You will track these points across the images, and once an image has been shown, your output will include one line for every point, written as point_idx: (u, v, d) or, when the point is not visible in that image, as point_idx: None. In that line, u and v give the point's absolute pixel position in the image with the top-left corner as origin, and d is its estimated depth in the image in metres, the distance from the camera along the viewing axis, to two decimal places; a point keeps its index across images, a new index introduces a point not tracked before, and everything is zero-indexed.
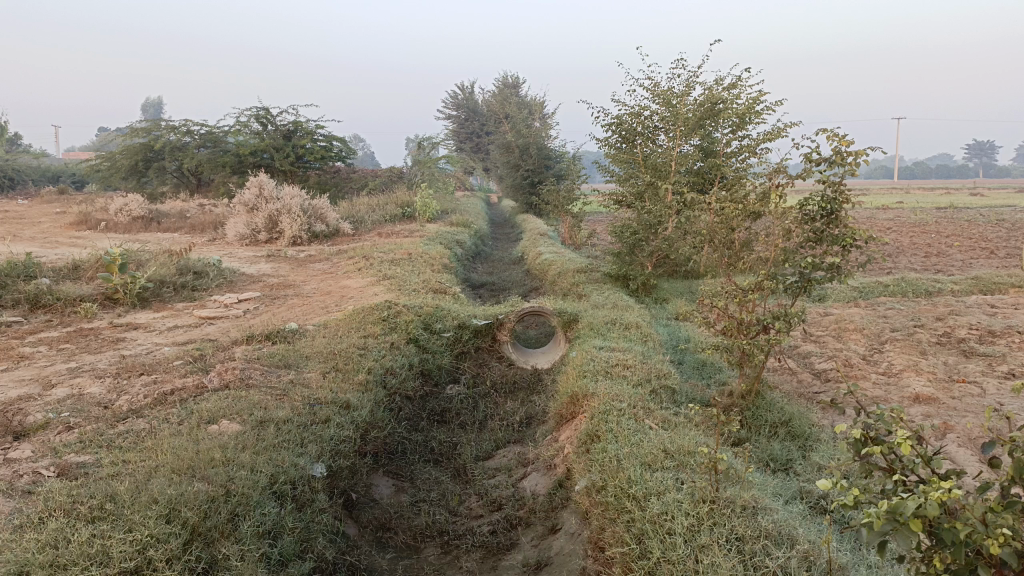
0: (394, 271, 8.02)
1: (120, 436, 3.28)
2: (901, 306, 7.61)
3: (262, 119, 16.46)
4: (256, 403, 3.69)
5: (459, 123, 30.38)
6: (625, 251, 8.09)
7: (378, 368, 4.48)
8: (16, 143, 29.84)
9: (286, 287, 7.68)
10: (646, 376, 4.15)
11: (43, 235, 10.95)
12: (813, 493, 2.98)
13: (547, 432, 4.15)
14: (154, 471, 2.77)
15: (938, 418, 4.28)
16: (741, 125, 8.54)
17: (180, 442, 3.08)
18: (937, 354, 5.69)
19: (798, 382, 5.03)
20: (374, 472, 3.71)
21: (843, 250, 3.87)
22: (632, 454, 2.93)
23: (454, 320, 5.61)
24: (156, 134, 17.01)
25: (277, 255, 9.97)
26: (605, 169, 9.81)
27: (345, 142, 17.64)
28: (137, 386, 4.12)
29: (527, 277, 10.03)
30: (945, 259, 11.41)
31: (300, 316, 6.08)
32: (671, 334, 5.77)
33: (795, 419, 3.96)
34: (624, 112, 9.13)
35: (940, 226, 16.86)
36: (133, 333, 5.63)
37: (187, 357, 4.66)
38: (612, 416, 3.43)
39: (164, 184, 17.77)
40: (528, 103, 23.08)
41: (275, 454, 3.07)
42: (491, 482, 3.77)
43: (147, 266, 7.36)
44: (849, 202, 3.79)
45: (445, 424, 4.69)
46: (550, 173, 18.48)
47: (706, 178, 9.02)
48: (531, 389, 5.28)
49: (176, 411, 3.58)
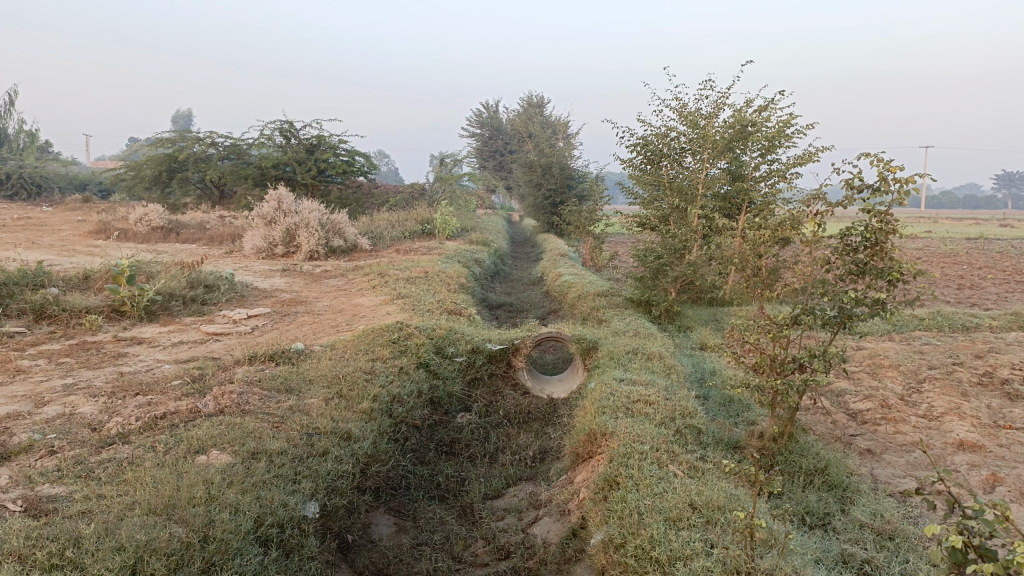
0: (409, 290, 7.79)
1: (100, 465, 3.04)
2: (937, 341, 7.26)
3: (285, 132, 16.39)
4: (250, 432, 3.44)
5: (482, 141, 30.26)
6: (648, 276, 7.78)
7: (384, 395, 4.23)
8: (47, 151, 30.21)
9: (298, 304, 7.47)
10: (670, 414, 3.85)
11: (62, 244, 10.86)
12: (857, 556, 2.76)
13: (562, 471, 3.88)
14: (127, 511, 2.53)
15: (985, 469, 3.95)
16: (772, 148, 8.25)
17: (161, 475, 2.84)
18: (980, 396, 5.34)
19: (833, 424, 4.74)
20: (373, 510, 3.46)
21: (888, 284, 3.56)
22: (654, 508, 2.64)
23: (467, 344, 5.35)
24: (181, 145, 17.01)
25: (293, 269, 9.79)
26: (629, 191, 9.55)
27: (367, 158, 17.55)
28: (130, 407, 3.88)
29: (546, 299, 9.78)
30: (978, 292, 11.00)
31: (309, 335, 5.84)
32: (696, 366, 5.47)
33: (831, 466, 3.66)
34: (650, 132, 8.89)
35: (973, 258, 16.38)
36: (136, 348, 5.42)
37: (185, 377, 4.43)
38: (633, 460, 3.14)
39: (187, 195, 17.76)
40: (552, 122, 22.98)
41: (263, 492, 2.82)
42: (499, 525, 3.49)
43: (157, 278, 7.19)
44: (896, 233, 3.48)
45: (454, 457, 4.42)
46: (572, 193, 18.30)
47: (734, 202, 8.74)
48: (545, 421, 5.00)
49: (164, 439, 3.34)
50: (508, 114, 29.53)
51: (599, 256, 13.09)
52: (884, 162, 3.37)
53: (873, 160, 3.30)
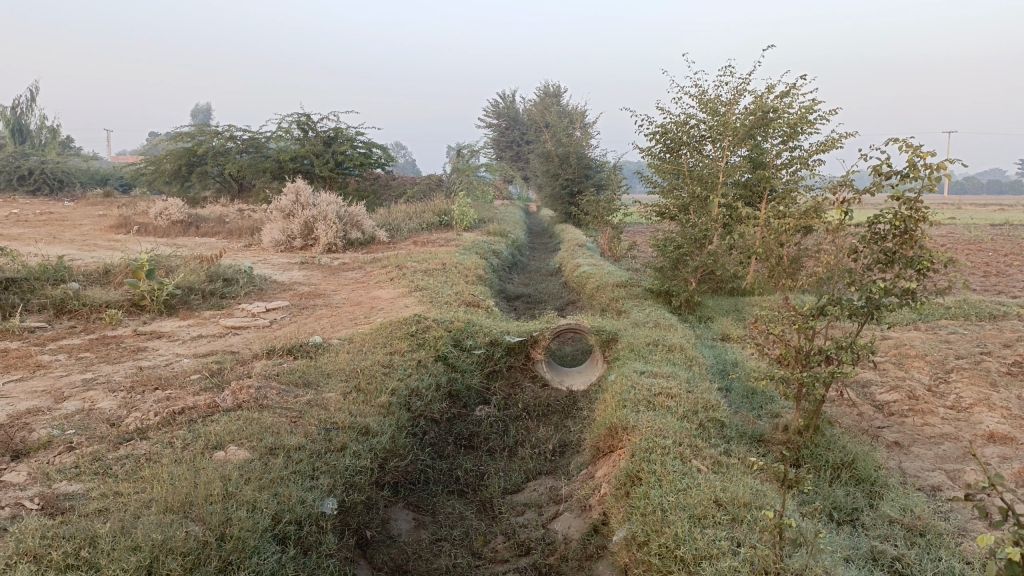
0: (426, 282, 7.77)
1: (118, 462, 3.03)
2: (964, 330, 7.12)
3: (303, 125, 16.42)
4: (268, 427, 3.42)
5: (499, 132, 30.17)
6: (668, 265, 7.69)
7: (402, 389, 4.19)
8: (69, 146, 30.55)
9: (316, 297, 7.46)
10: (692, 407, 3.78)
11: (83, 238, 10.95)
12: (887, 554, 2.69)
13: (582, 465, 3.83)
14: (144, 509, 2.52)
15: (1017, 463, 3.85)
16: (794, 135, 8.10)
17: (178, 471, 2.83)
18: (1010, 386, 5.22)
19: (859, 416, 4.65)
20: (392, 506, 3.43)
21: (918, 273, 3.45)
22: (678, 504, 2.58)
23: (486, 337, 5.30)
24: (200, 139, 17.08)
25: (311, 262, 9.79)
26: (648, 180, 9.45)
27: (385, 150, 17.57)
28: (148, 402, 3.87)
29: (564, 290, 9.71)
30: (1005, 279, 10.78)
31: (327, 329, 5.81)
32: (718, 357, 5.39)
33: (859, 460, 3.58)
34: (669, 120, 8.77)
35: (999, 244, 16.10)
36: (155, 342, 5.42)
37: (204, 371, 4.41)
38: (656, 455, 3.08)
39: (206, 189, 17.84)
40: (569, 112, 22.81)
41: (281, 489, 2.80)
42: (519, 520, 3.44)
43: (176, 271, 7.19)
44: (926, 220, 3.38)
45: (473, 451, 4.38)
46: (590, 182, 18.20)
47: (755, 190, 8.63)
48: (565, 413, 4.95)
49: (182, 434, 3.32)
50: (525, 104, 29.36)
51: (617, 245, 12.98)
52: (913, 148, 3.28)
53: (902, 146, 3.22)
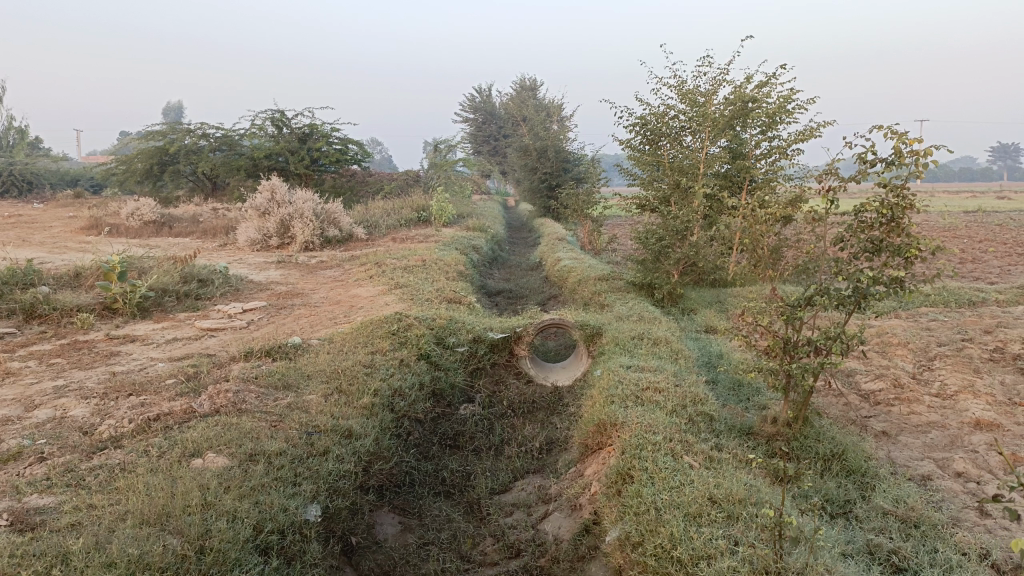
0: (406, 278, 7.66)
1: (92, 472, 2.92)
2: (945, 317, 7.15)
3: (277, 122, 16.20)
4: (248, 432, 3.31)
5: (475, 127, 30.03)
6: (650, 258, 7.64)
7: (385, 390, 4.11)
8: (38, 146, 29.98)
9: (293, 296, 7.33)
10: (681, 402, 3.73)
11: (53, 241, 10.71)
12: (883, 547, 2.65)
13: (570, 463, 3.77)
14: (119, 522, 2.42)
15: (1005, 449, 3.84)
16: (772, 125, 8.09)
17: (154, 481, 2.73)
18: (992, 372, 5.23)
19: (845, 406, 4.63)
20: (378, 510, 3.34)
21: (905, 262, 3.42)
22: (672, 503, 2.52)
23: (468, 334, 5.22)
24: (172, 137, 16.78)
25: (288, 261, 9.65)
26: (628, 173, 9.41)
27: (361, 146, 17.41)
28: (123, 409, 3.74)
29: (545, 285, 9.64)
30: (981, 266, 10.86)
31: (306, 329, 5.70)
32: (703, 350, 5.35)
33: (849, 451, 3.55)
34: (648, 111, 8.72)
35: (972, 231, 16.28)
36: (129, 347, 5.28)
37: (180, 376, 4.29)
38: (646, 451, 3.02)
39: (179, 188, 17.55)
40: (545, 105, 22.73)
41: (262, 497, 2.71)
42: (507, 521, 3.38)
43: (150, 273, 7.03)
44: (912, 208, 3.35)
45: (459, 450, 4.30)
46: (568, 176, 18.14)
47: (734, 181, 8.61)
48: (550, 410, 4.88)
49: (157, 442, 3.21)
50: (501, 98, 29.23)
51: (597, 239, 12.93)
52: (900, 135, 3.24)
53: (888, 133, 3.18)
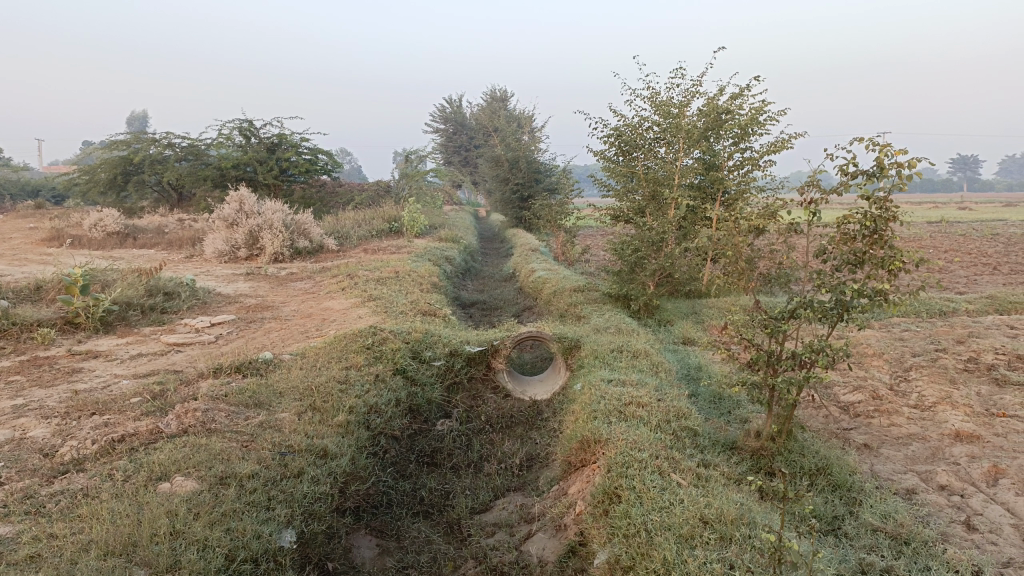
0: (380, 290, 7.54)
1: (52, 499, 2.76)
2: (917, 327, 7.21)
3: (245, 131, 15.98)
4: (218, 453, 3.18)
5: (446, 137, 29.96)
6: (625, 269, 7.61)
7: (361, 407, 3.99)
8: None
9: (264, 309, 7.18)
10: (665, 417, 3.67)
11: (12, 252, 10.37)
12: (875, 566, 2.60)
13: (553, 481, 3.68)
14: (81, 554, 2.31)
15: (986, 461, 3.83)
16: (744, 137, 8.10)
17: (120, 508, 2.60)
18: (968, 382, 5.26)
19: (826, 419, 4.62)
20: (355, 532, 3.23)
21: (889, 274, 3.38)
22: (662, 524, 2.46)
23: (445, 348, 5.12)
24: (136, 147, 16.45)
25: (257, 273, 9.47)
26: (602, 184, 9.39)
27: (331, 156, 17.24)
28: (85, 429, 3.57)
29: (520, 296, 9.57)
30: (949, 276, 11.02)
31: (277, 343, 5.55)
32: (682, 362, 5.31)
33: (833, 466, 3.52)
34: (622, 123, 8.70)
35: (936, 241, 16.56)
36: (91, 362, 5.08)
37: (146, 394, 4.12)
38: (632, 469, 2.95)
39: (144, 199, 17.20)
40: (516, 116, 22.75)
41: (234, 524, 2.60)
42: (489, 542, 3.28)
43: (113, 286, 6.81)
44: (895, 220, 3.32)
45: (437, 468, 4.18)
46: (539, 186, 18.12)
47: (707, 192, 8.62)
48: (529, 425, 4.79)
49: (122, 465, 3.06)
50: (472, 109, 29.23)
51: (570, 250, 12.90)
52: (882, 147, 3.22)
53: (871, 145, 3.16)
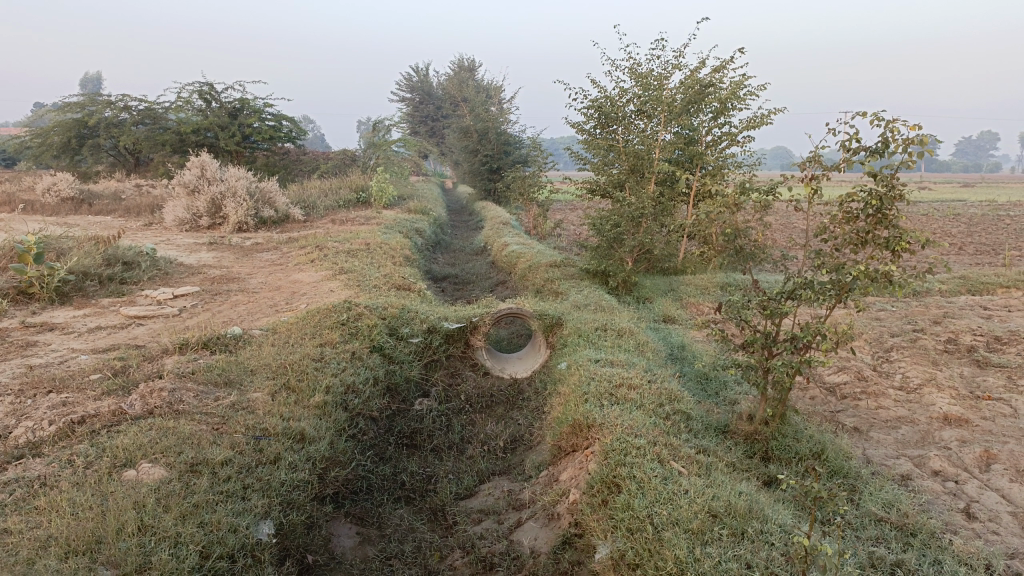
0: (351, 263, 7.29)
1: (5, 487, 2.53)
2: (894, 307, 7.18)
3: (205, 95, 15.44)
4: (187, 437, 2.96)
5: (413, 106, 29.37)
6: (603, 245, 7.43)
7: (337, 386, 3.80)
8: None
9: (229, 281, 6.88)
10: (657, 400, 3.55)
11: None
12: (886, 559, 2.50)
13: (541, 465, 3.53)
14: (40, 553, 2.12)
15: (977, 445, 3.77)
16: (724, 111, 7.96)
17: (81, 499, 2.39)
18: (949, 364, 5.22)
19: (814, 402, 4.54)
20: (334, 520, 3.05)
21: (893, 255, 3.25)
22: (669, 519, 2.34)
23: (423, 324, 4.92)
24: (91, 109, 15.73)
25: (221, 242, 9.12)
26: (578, 157, 9.18)
27: (295, 122, 16.77)
28: (41, 408, 3.31)
29: (492, 270, 9.38)
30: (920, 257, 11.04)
31: (245, 318, 5.31)
32: (665, 341, 5.19)
33: (829, 451, 3.43)
34: (601, 94, 8.47)
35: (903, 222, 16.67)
36: (47, 336, 4.78)
37: (107, 370, 3.87)
38: (631, 457, 2.81)
39: (99, 163, 16.51)
40: (486, 86, 22.35)
41: (208, 516, 2.41)
42: (477, 530, 3.11)
43: (69, 254, 6.46)
44: (901, 196, 3.17)
45: (416, 450, 4.00)
46: (509, 159, 17.84)
47: (685, 167, 8.47)
48: (510, 404, 4.63)
49: (83, 450, 2.82)
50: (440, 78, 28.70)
51: (543, 224, 12.68)
52: (888, 122, 3.08)
53: (877, 120, 3.01)
